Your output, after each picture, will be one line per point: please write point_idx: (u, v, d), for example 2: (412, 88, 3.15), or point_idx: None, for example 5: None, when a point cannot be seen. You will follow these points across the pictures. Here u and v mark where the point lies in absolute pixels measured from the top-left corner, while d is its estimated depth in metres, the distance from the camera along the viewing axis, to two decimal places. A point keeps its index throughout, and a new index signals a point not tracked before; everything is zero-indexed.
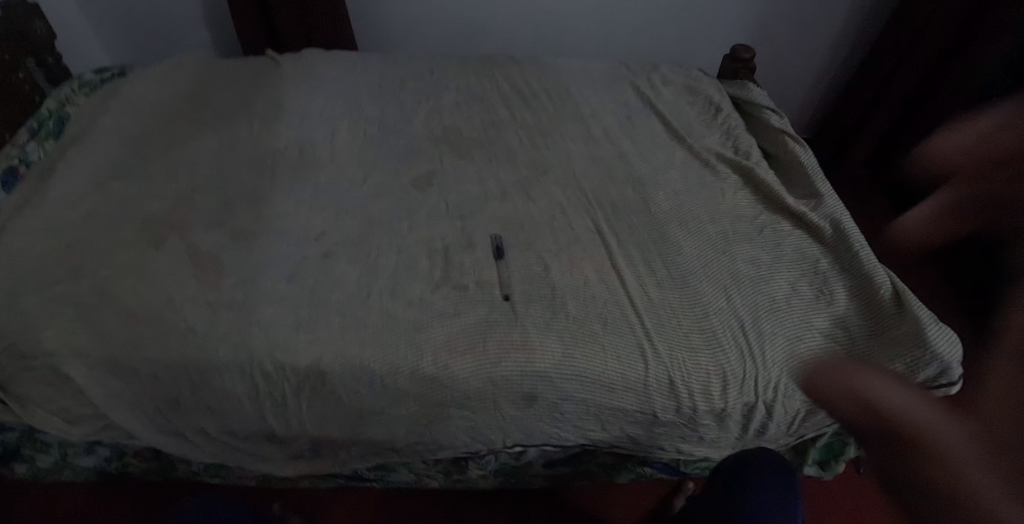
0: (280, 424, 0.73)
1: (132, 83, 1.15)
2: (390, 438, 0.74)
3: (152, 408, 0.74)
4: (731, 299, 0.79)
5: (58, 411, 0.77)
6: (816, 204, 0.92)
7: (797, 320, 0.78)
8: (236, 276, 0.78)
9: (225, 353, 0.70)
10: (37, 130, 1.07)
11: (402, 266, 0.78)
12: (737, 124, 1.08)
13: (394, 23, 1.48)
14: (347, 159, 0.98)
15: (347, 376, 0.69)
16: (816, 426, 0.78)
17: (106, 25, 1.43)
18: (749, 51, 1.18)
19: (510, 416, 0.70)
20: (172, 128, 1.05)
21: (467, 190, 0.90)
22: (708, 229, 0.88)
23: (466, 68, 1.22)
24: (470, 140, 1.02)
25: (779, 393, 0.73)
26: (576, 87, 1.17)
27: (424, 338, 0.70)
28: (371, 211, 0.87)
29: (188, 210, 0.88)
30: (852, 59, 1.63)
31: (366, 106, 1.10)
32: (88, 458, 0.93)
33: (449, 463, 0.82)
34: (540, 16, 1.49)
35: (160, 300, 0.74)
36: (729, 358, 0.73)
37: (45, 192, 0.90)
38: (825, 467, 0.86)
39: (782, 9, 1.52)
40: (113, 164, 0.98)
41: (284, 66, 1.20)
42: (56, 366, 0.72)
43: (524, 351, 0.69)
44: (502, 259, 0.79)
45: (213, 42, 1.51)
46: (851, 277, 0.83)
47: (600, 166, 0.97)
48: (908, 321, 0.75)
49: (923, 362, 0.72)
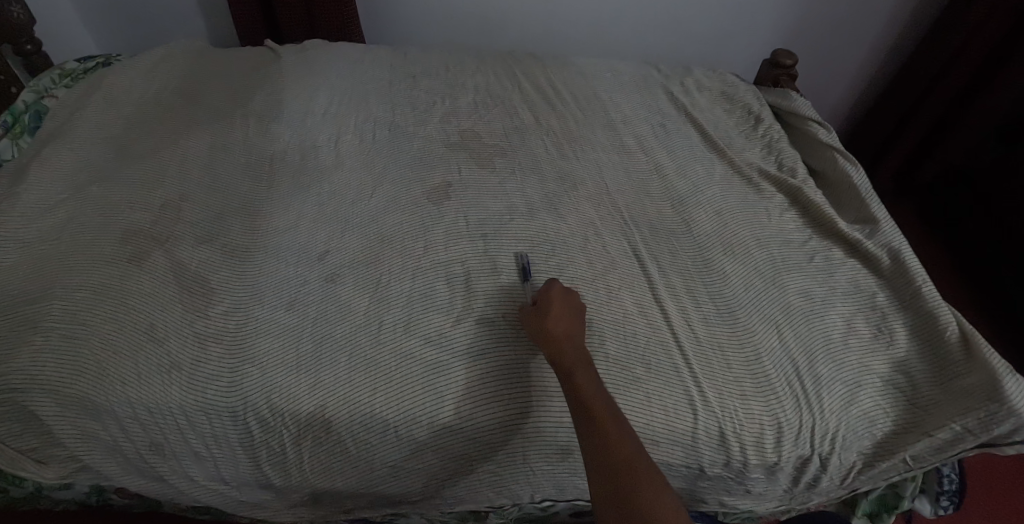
0: (278, 474, 0.65)
1: (117, 75, 1.05)
2: (402, 490, 0.66)
3: (134, 452, 0.65)
4: (783, 338, 0.71)
5: (28, 450, 0.69)
6: (872, 230, 0.84)
7: (855, 363, 0.70)
8: (228, 302, 0.69)
9: (215, 395, 0.62)
10: (10, 125, 0.98)
11: (418, 294, 0.69)
12: (780, 137, 1.00)
13: (404, 15, 1.39)
14: (355, 166, 0.89)
15: (355, 424, 0.61)
16: (873, 480, 0.70)
17: (91, 9, 1.33)
18: (791, 56, 1.09)
19: (539, 471, 0.63)
20: (159, 126, 0.95)
21: (489, 206, 0.81)
22: (756, 256, 0.80)
23: (485, 67, 1.13)
24: (491, 147, 0.93)
25: (835, 447, 0.65)
26: (605, 90, 1.08)
27: (441, 382, 0.61)
28: (383, 227, 0.78)
29: (176, 221, 0.79)
30: (886, 65, 1.54)
31: (376, 106, 1.01)
32: (65, 491, 0.84)
33: (467, 512, 0.71)
34: (562, 11, 1.40)
35: (142, 329, 0.66)
36: (784, 408, 0.65)
37: (16, 198, 0.81)
38: (874, 519, 0.79)
39: (815, 11, 1.43)
40: (93, 166, 0.88)
41: (286, 59, 1.11)
42: (25, 404, 0.63)
43: (556, 399, 0.61)
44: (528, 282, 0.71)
45: (208, 31, 1.40)
46: (910, 314, 0.75)
47: (635, 180, 0.89)
48: (980, 369, 0.66)
49: (998, 418, 0.62)
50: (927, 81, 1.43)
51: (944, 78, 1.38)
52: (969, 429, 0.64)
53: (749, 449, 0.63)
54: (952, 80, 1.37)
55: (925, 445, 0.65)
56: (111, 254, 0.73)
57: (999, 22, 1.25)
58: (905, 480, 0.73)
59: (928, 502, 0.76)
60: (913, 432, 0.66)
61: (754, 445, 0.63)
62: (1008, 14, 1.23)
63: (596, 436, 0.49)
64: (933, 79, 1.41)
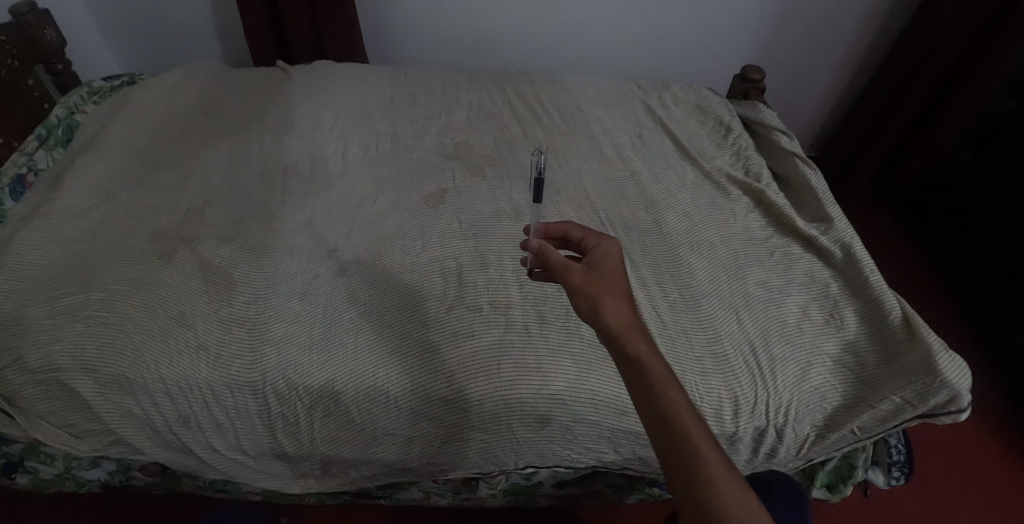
0: (291, 444, 0.73)
1: (142, 92, 1.15)
2: (402, 459, 0.74)
3: (163, 425, 0.74)
4: (742, 322, 0.79)
5: (66, 426, 0.77)
6: (827, 228, 0.93)
7: (807, 345, 0.77)
8: (248, 292, 0.78)
9: (237, 370, 0.70)
10: (45, 137, 1.08)
11: (416, 286, 0.77)
12: (748, 145, 1.09)
13: (405, 37, 1.49)
14: (359, 174, 0.98)
15: (361, 396, 0.69)
16: (826, 450, 0.75)
17: (114, 33, 1.43)
18: (759, 72, 1.19)
19: (523, 438, 0.70)
20: (183, 138, 1.05)
21: (480, 209, 0.91)
22: (720, 251, 0.88)
23: (479, 84, 1.23)
24: (483, 156, 1.02)
25: (789, 418, 0.72)
26: (588, 104, 1.17)
27: (437, 359, 0.70)
28: (386, 228, 0.87)
29: (199, 223, 0.88)
30: (857, 79, 1.65)
31: (378, 120, 1.10)
32: (93, 470, 0.92)
33: (459, 483, 0.81)
34: (552, 32, 1.50)
35: (172, 315, 0.75)
36: (741, 383, 0.73)
37: (56, 202, 0.90)
38: (833, 490, 0.86)
39: (786, 30, 1.53)
40: (122, 174, 0.98)
41: (297, 77, 1.21)
42: (67, 381, 0.72)
43: (537, 374, 0.69)
44: (541, 201, 0.67)
45: (222, 52, 1.51)
46: (860, 301, 0.82)
47: (612, 186, 0.98)
48: (918, 349, 0.72)
49: (933, 390, 0.68)
50: (894, 93, 1.53)
51: (909, 91, 1.48)
52: (908, 400, 0.69)
53: (708, 419, 0.71)
54: (917, 92, 1.47)
55: (869, 416, 0.71)
56: (142, 251, 0.82)
57: (957, 38, 1.36)
58: (857, 451, 0.80)
59: (881, 473, 0.83)
60: (860, 405, 0.72)
61: (713, 416, 0.71)
62: (964, 30, 1.34)
63: (679, 441, 0.37)
64: (899, 91, 1.52)
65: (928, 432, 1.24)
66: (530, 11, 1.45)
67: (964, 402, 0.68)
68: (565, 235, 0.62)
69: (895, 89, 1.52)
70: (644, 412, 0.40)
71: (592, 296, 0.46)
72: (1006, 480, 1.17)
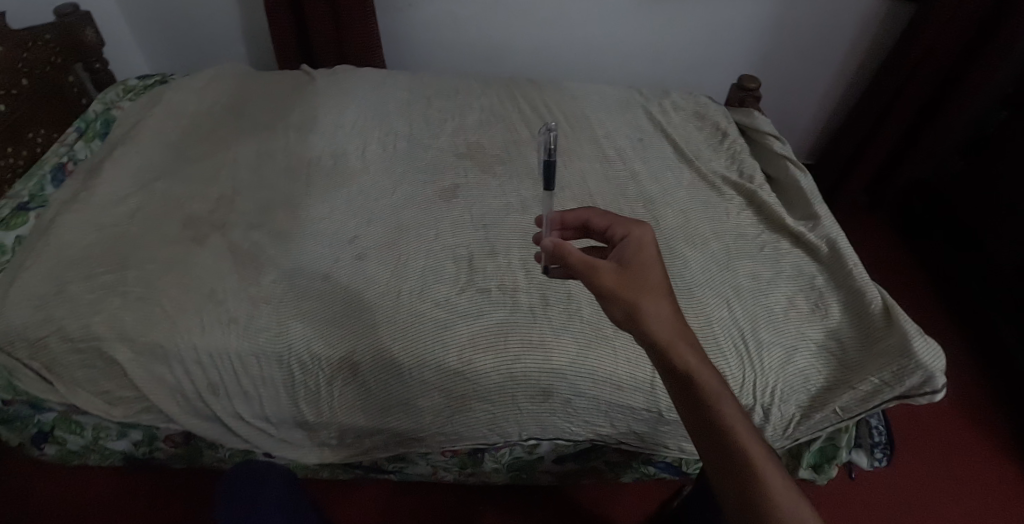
0: (312, 411, 0.80)
1: (174, 90, 1.23)
2: (413, 428, 0.80)
3: (193, 393, 0.80)
4: (732, 309, 0.84)
5: (101, 393, 0.83)
6: (814, 225, 0.99)
7: (793, 331, 0.83)
8: (274, 272, 0.84)
9: (265, 342, 0.77)
10: (84, 130, 1.15)
11: (429, 269, 0.84)
12: (743, 150, 1.16)
13: (420, 45, 1.57)
14: (377, 170, 1.05)
15: (376, 367, 0.75)
16: (811, 430, 0.80)
17: (145, 36, 1.52)
18: (754, 81, 1.26)
19: (527, 410, 0.76)
20: (211, 134, 1.12)
21: (490, 202, 0.97)
22: (713, 246, 0.95)
23: (490, 90, 1.30)
24: (493, 156, 1.09)
25: (775, 397, 0.77)
26: (592, 110, 1.25)
27: (450, 335, 0.76)
28: (402, 218, 0.93)
29: (229, 210, 0.95)
30: (850, 93, 1.72)
31: (395, 121, 1.18)
32: (119, 441, 0.97)
33: (465, 456, 0.88)
34: (560, 42, 1.58)
35: (204, 292, 0.81)
36: (729, 363, 0.78)
37: (95, 188, 0.97)
38: (818, 470, 0.90)
39: (782, 45, 1.61)
40: (156, 165, 1.05)
41: (319, 80, 1.29)
42: (104, 351, 0.78)
43: (540, 350, 0.75)
44: (553, 188, 0.66)
45: (246, 56, 1.59)
46: (843, 292, 0.88)
47: (614, 184, 1.05)
48: (895, 334, 0.78)
49: (908, 371, 0.74)
50: (884, 107, 1.59)
51: (898, 106, 1.55)
52: (885, 381, 0.75)
53: None
54: (907, 106, 1.53)
55: (849, 396, 0.76)
56: (176, 234, 0.89)
57: (938, 59, 1.43)
58: (839, 432, 0.85)
59: (864, 455, 0.88)
60: (842, 387, 0.77)
61: None
62: (946, 51, 1.42)
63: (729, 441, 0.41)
64: (888, 107, 1.58)
65: (912, 425, 1.30)
66: (540, 23, 1.53)
67: (937, 383, 0.73)
68: (585, 223, 0.67)
69: (885, 104, 1.58)
70: (692, 411, 0.44)
71: (628, 298, 0.48)
72: (992, 477, 1.20)
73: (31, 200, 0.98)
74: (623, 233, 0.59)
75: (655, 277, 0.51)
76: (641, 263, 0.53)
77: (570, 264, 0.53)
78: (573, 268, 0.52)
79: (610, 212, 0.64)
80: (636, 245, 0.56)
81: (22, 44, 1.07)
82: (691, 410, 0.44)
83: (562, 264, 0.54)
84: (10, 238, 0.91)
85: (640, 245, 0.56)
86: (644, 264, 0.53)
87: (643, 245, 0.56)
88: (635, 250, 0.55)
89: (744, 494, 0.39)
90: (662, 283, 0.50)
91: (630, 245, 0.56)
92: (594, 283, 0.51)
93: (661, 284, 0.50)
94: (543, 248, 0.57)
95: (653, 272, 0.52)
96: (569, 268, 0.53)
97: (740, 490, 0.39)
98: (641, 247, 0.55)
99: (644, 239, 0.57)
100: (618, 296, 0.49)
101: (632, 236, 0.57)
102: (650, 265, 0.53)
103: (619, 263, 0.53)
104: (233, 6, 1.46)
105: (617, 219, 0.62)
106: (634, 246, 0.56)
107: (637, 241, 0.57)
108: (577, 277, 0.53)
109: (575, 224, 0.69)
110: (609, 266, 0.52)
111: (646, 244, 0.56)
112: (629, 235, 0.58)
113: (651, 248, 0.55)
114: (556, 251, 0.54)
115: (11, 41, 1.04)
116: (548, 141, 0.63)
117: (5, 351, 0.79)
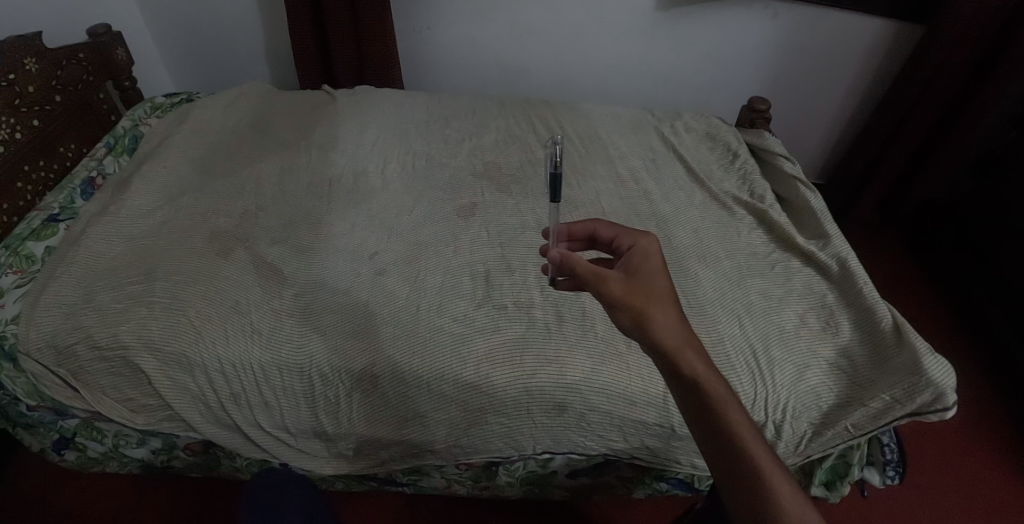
0: (331, 422, 0.82)
1: (201, 108, 1.27)
2: (429, 440, 0.81)
3: (215, 402, 0.82)
4: (744, 327, 0.86)
5: (125, 401, 0.85)
6: (825, 244, 1.00)
7: (804, 349, 0.84)
8: (297, 287, 0.87)
9: (287, 353, 0.79)
10: (113, 145, 1.19)
11: (447, 285, 0.86)
12: (753, 170, 1.18)
13: (437, 67, 1.62)
14: (397, 188, 1.07)
15: (396, 380, 0.77)
16: (823, 447, 0.80)
17: (172, 54, 1.57)
18: (765, 103, 1.29)
19: (542, 423, 0.77)
20: (236, 150, 1.16)
21: (506, 221, 0.99)
22: (725, 264, 0.96)
23: (506, 110, 1.34)
24: (509, 176, 1.12)
25: (786, 414, 0.78)
26: (605, 131, 1.28)
27: (467, 349, 0.78)
28: (421, 235, 0.96)
29: (253, 225, 0.97)
30: (858, 113, 1.74)
31: (414, 140, 1.21)
32: (138, 449, 0.99)
33: (480, 469, 0.89)
34: (573, 65, 1.62)
35: (228, 304, 0.83)
36: (741, 380, 0.79)
37: (123, 201, 1.00)
38: (831, 488, 0.91)
39: (790, 66, 1.64)
40: (182, 180, 1.08)
41: (340, 99, 1.33)
42: (131, 360, 0.80)
43: (554, 364, 0.77)
44: (560, 200, 0.65)
45: (268, 74, 1.64)
46: (853, 311, 0.89)
47: (627, 203, 1.07)
48: (907, 352, 0.79)
49: (920, 389, 0.74)
50: (894, 127, 1.60)
51: (907, 125, 1.56)
52: (897, 398, 0.75)
53: None
54: (917, 125, 1.55)
55: (861, 413, 0.76)
56: (201, 247, 0.91)
57: (947, 81, 1.45)
58: (852, 449, 0.85)
59: (876, 473, 0.88)
60: (853, 404, 0.78)
61: None
62: (955, 74, 1.43)
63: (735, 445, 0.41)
64: (897, 127, 1.60)
65: (925, 444, 1.29)
66: (555, 46, 1.57)
67: (949, 401, 0.73)
68: (592, 234, 0.67)
69: (895, 123, 1.59)
70: (700, 416, 0.44)
71: (636, 310, 0.48)
72: (1011, 501, 1.18)
73: (60, 212, 1.01)
74: (630, 243, 0.60)
75: (661, 287, 0.51)
76: (646, 273, 0.53)
77: (579, 274, 0.53)
78: (581, 279, 0.53)
79: (616, 223, 0.64)
80: (642, 254, 0.56)
81: (57, 62, 1.12)
82: (698, 415, 0.44)
83: (571, 275, 0.55)
84: (40, 249, 0.94)
85: (646, 253, 0.56)
86: (650, 272, 0.53)
87: (648, 254, 0.56)
88: (641, 259, 0.55)
89: (748, 497, 0.39)
90: (668, 291, 0.51)
91: (636, 254, 0.56)
92: (602, 293, 0.51)
93: (666, 291, 0.50)
94: (551, 261, 0.57)
95: (659, 280, 0.52)
96: (577, 279, 0.54)
97: (745, 492, 0.40)
98: (648, 256, 0.56)
99: (650, 248, 0.57)
100: (626, 306, 0.49)
101: (639, 246, 0.58)
102: (657, 273, 0.53)
103: (625, 273, 0.53)
104: (258, 27, 1.52)
105: (625, 230, 0.62)
106: (640, 254, 0.56)
107: (643, 251, 0.57)
108: (586, 288, 0.53)
109: (583, 235, 0.68)
110: (616, 276, 0.52)
111: (652, 252, 0.56)
112: (636, 244, 0.59)
113: (657, 256, 0.56)
114: (564, 263, 0.55)
115: (46, 60, 1.09)
116: (555, 155, 0.62)
117: (33, 358, 0.81)
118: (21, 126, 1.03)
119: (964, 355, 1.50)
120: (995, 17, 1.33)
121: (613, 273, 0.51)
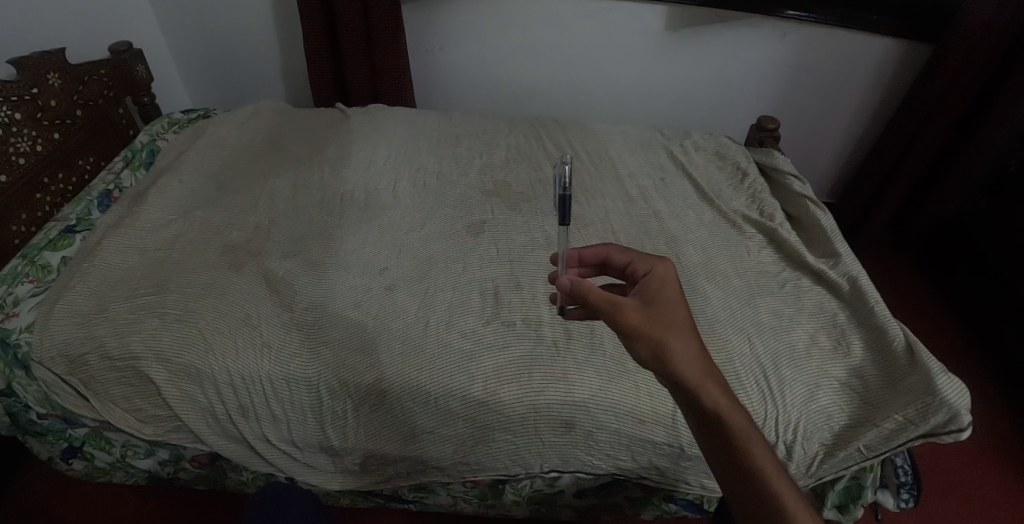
0: (338, 437, 0.82)
1: (218, 124, 1.30)
2: (436, 457, 0.81)
3: (223, 413, 0.82)
4: (754, 347, 0.85)
5: (134, 411, 0.85)
6: (835, 263, 0.99)
7: (815, 368, 0.83)
8: (306, 300, 0.87)
9: (296, 367, 0.80)
10: (130, 159, 1.22)
11: (456, 301, 0.86)
12: (762, 189, 1.18)
13: (449, 86, 1.64)
14: (408, 204, 1.09)
15: (404, 395, 0.77)
16: (835, 469, 0.78)
17: (189, 69, 1.61)
18: (773, 122, 1.30)
19: (549, 440, 0.77)
20: (251, 165, 1.18)
21: (516, 238, 1.00)
22: (735, 283, 0.96)
23: (517, 129, 1.36)
24: (519, 194, 1.12)
25: (798, 434, 0.77)
26: (615, 150, 1.28)
27: (475, 366, 0.78)
28: (431, 252, 0.96)
29: (265, 239, 0.99)
30: (866, 132, 1.74)
31: (425, 157, 1.23)
32: (146, 460, 0.99)
33: (486, 487, 0.89)
34: (583, 83, 1.64)
35: (239, 317, 0.84)
36: (752, 399, 0.78)
37: (139, 213, 1.02)
38: (843, 511, 0.89)
39: (798, 85, 1.65)
40: (197, 194, 1.10)
41: (354, 117, 1.35)
42: (141, 371, 0.81)
43: (562, 382, 0.76)
44: (569, 224, 0.65)
45: (283, 91, 1.67)
46: (865, 330, 0.88)
47: (636, 221, 1.08)
48: (919, 372, 0.77)
49: (933, 409, 0.72)
50: (903, 147, 1.59)
51: (917, 146, 1.55)
52: (909, 419, 0.73)
53: None
54: (926, 146, 1.54)
55: (873, 433, 0.75)
56: (215, 260, 0.92)
57: (954, 102, 1.45)
58: (864, 471, 0.83)
59: (890, 496, 0.85)
60: (865, 424, 0.76)
61: None
62: (963, 94, 1.43)
63: (754, 475, 0.42)
64: (907, 147, 1.59)
65: (940, 468, 1.26)
66: (565, 67, 1.60)
67: (963, 421, 0.72)
68: (604, 258, 0.66)
69: (904, 143, 1.59)
70: (720, 446, 0.45)
71: (655, 340, 0.48)
72: None
73: (77, 223, 1.03)
74: (646, 270, 0.60)
75: (680, 316, 0.51)
76: (664, 302, 0.53)
77: (591, 302, 0.53)
78: (594, 306, 0.52)
79: (628, 247, 0.64)
80: (664, 278, 0.57)
81: (80, 78, 1.15)
82: (718, 447, 0.45)
83: (583, 304, 0.54)
84: (56, 259, 0.95)
85: (663, 281, 0.56)
86: (672, 297, 0.54)
87: (668, 281, 0.56)
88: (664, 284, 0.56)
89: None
90: (685, 320, 0.51)
91: (657, 278, 0.57)
92: (619, 322, 0.51)
93: (687, 316, 0.51)
94: (561, 288, 0.57)
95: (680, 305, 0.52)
96: (590, 308, 0.53)
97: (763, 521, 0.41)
98: (668, 282, 0.56)
99: (667, 275, 0.57)
100: (645, 337, 0.49)
101: (655, 272, 0.58)
102: (678, 297, 0.53)
103: (642, 302, 0.53)
104: (274, 45, 1.55)
105: (639, 254, 0.62)
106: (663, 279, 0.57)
107: (660, 278, 0.57)
108: (600, 316, 0.53)
109: (594, 260, 0.68)
110: (633, 304, 0.52)
111: (670, 280, 0.56)
112: (652, 270, 0.59)
113: (675, 284, 0.56)
114: (576, 290, 0.54)
115: (69, 76, 1.12)
116: (564, 176, 0.61)
117: (45, 367, 0.82)
118: (42, 139, 1.06)
119: (980, 375, 1.47)
120: (1002, 39, 1.34)
121: (629, 300, 0.51)
